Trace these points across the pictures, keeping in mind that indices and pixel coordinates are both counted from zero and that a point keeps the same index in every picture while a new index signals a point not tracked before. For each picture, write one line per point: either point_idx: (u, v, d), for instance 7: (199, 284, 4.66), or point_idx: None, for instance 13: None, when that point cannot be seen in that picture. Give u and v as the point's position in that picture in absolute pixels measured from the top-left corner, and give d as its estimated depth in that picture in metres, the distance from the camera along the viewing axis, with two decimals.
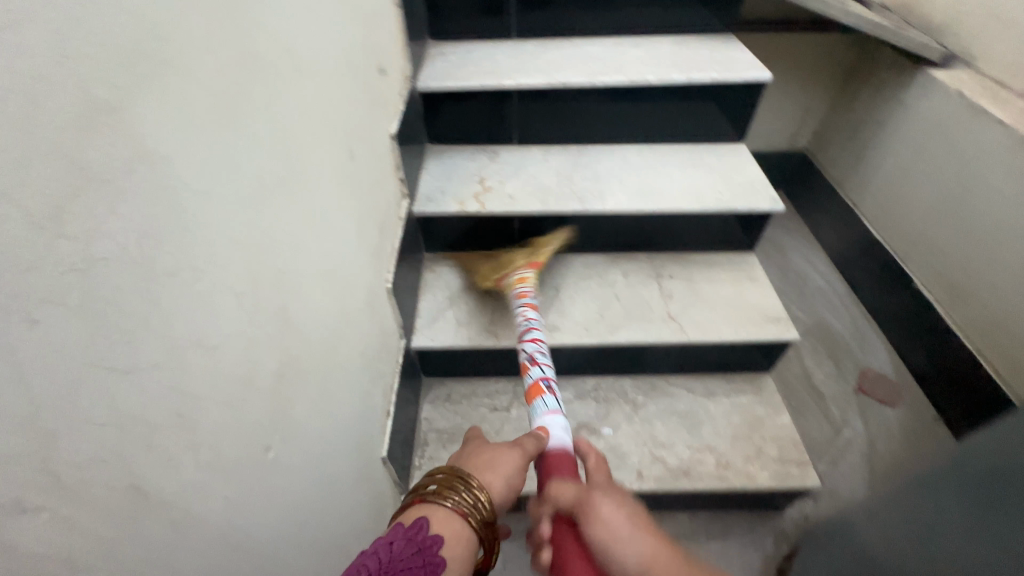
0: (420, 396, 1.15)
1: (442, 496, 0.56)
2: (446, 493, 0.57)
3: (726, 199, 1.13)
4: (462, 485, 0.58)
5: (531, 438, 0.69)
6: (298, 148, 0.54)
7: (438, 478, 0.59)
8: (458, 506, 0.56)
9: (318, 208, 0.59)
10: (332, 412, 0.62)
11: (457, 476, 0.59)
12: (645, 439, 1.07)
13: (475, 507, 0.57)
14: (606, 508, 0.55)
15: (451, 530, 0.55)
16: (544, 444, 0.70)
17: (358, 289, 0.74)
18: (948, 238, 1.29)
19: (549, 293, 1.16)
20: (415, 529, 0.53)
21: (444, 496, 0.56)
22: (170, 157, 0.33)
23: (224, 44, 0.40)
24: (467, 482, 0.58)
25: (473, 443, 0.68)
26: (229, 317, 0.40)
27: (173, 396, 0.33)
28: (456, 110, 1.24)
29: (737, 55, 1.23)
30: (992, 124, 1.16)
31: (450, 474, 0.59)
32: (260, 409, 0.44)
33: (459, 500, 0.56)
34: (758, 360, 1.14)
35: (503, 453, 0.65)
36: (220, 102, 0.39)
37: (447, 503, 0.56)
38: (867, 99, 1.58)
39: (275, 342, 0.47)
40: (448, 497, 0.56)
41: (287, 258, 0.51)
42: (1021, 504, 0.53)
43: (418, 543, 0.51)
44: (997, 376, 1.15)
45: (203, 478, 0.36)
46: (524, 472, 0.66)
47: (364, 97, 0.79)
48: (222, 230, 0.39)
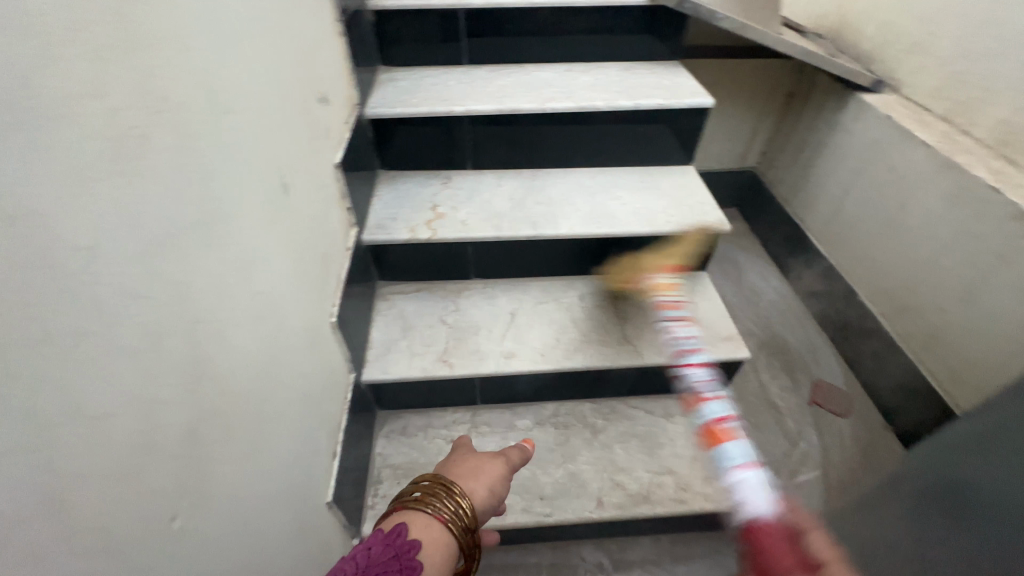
0: (374, 430, 1.10)
1: (423, 503, 0.57)
2: (429, 500, 0.56)
3: (676, 221, 1.16)
4: (444, 492, 0.58)
5: (515, 449, 0.71)
6: (217, 189, 0.51)
7: (423, 486, 0.59)
8: (439, 512, 0.56)
9: (245, 249, 0.57)
10: (262, 462, 0.59)
11: (440, 483, 0.59)
12: (605, 465, 1.06)
13: (456, 513, 0.56)
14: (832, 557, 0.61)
15: (432, 535, 0.54)
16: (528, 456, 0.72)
17: (295, 327, 0.71)
18: (887, 253, 1.35)
19: (506, 318, 1.15)
20: (394, 534, 0.52)
21: (425, 503, 0.56)
22: (38, 213, 0.30)
23: (117, 88, 0.37)
24: (450, 488, 0.58)
25: (457, 455, 0.69)
26: (122, 380, 0.36)
27: (37, 479, 0.29)
28: (408, 136, 1.23)
29: (682, 81, 1.28)
30: (919, 146, 1.23)
31: (436, 482, 0.59)
32: (163, 475, 0.40)
33: (440, 506, 0.56)
34: (713, 379, 1.15)
35: (486, 463, 0.66)
36: (110, 149, 0.36)
37: (428, 509, 0.56)
38: (807, 121, 1.66)
39: (185, 399, 0.44)
40: (429, 504, 0.56)
41: (205, 307, 0.48)
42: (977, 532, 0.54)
43: (396, 547, 0.51)
44: (938, 385, 1.21)
45: (81, 565, 0.32)
46: (507, 481, 0.68)
47: (301, 128, 0.77)
48: (115, 285, 0.36)
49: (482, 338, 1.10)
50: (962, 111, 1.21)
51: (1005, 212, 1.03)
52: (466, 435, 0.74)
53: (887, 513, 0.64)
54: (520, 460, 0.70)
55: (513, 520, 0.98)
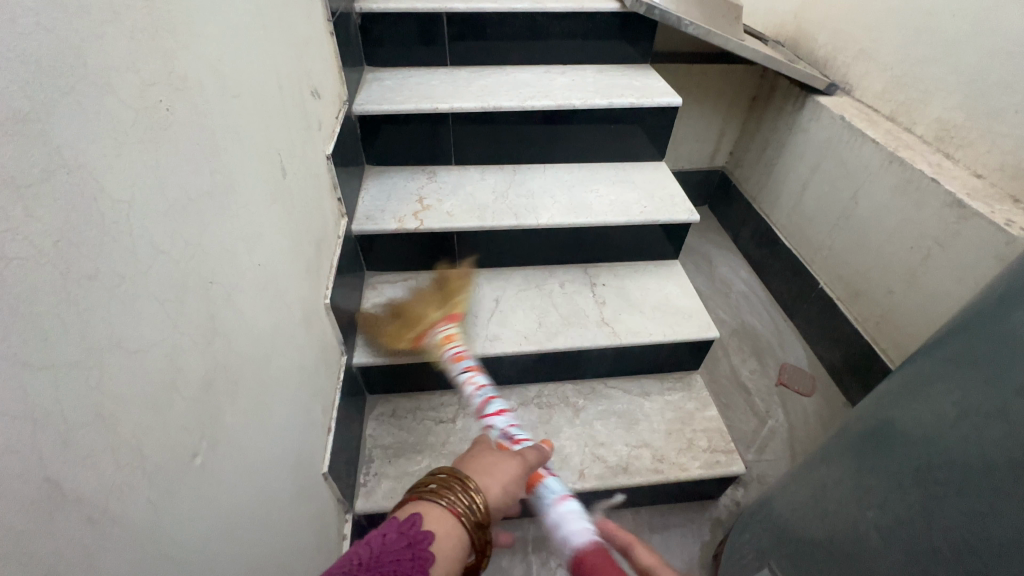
0: (364, 413, 1.14)
1: (439, 494, 0.57)
2: (444, 492, 0.57)
3: (648, 211, 1.23)
4: (459, 486, 0.58)
5: (536, 449, 0.73)
6: (226, 166, 0.55)
7: (438, 477, 0.59)
8: (454, 505, 0.56)
9: (250, 224, 0.61)
10: (266, 422, 0.63)
11: (456, 477, 0.59)
12: (586, 440, 1.12)
13: (470, 507, 0.57)
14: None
15: (444, 528, 0.55)
16: (546, 457, 0.74)
17: (293, 302, 0.75)
18: (843, 242, 1.46)
19: (490, 304, 1.20)
20: (408, 524, 0.53)
21: (440, 495, 0.57)
22: (90, 166, 0.35)
23: (147, 65, 0.42)
24: (465, 483, 0.59)
25: (477, 449, 0.70)
26: (152, 323, 0.41)
27: (91, 393, 0.34)
28: (394, 132, 1.28)
29: (653, 82, 1.36)
30: (868, 143, 1.34)
31: (450, 474, 0.59)
32: (186, 416, 0.45)
33: (454, 500, 0.57)
34: (686, 358, 1.22)
35: (504, 460, 0.67)
36: (142, 118, 0.41)
37: (442, 501, 0.56)
38: (770, 122, 1.77)
39: (201, 349, 0.48)
40: (443, 496, 0.57)
41: (216, 271, 0.52)
42: (886, 459, 0.61)
43: (409, 538, 0.51)
44: (891, 363, 1.30)
45: (122, 477, 0.36)
46: (525, 478, 0.69)
47: (297, 118, 0.82)
48: (145, 236, 0.40)
49: (468, 323, 1.16)
50: (905, 111, 1.32)
51: (942, 200, 1.14)
52: (487, 428, 0.76)
53: (836, 460, 0.71)
54: (539, 458, 0.71)
55: None
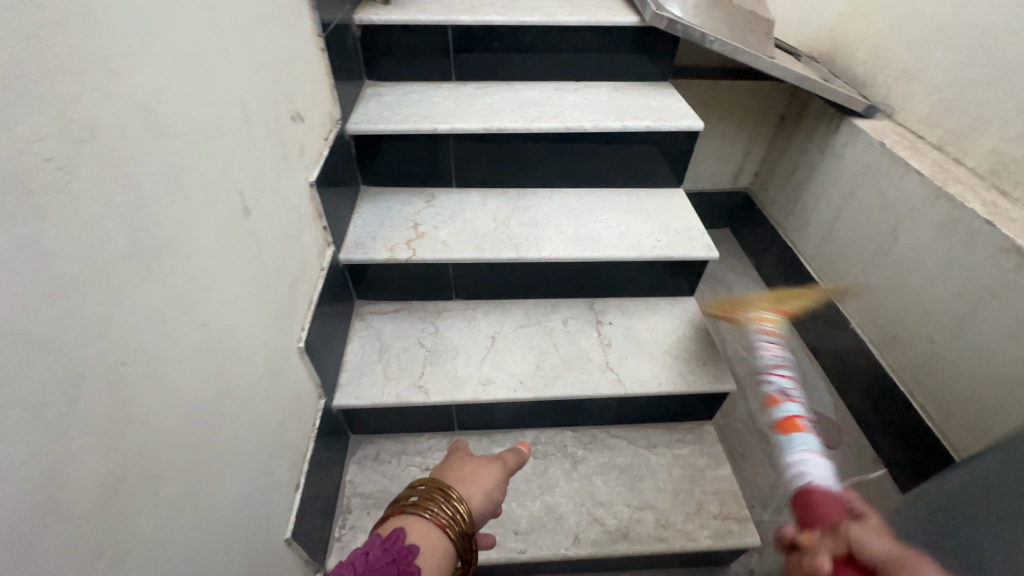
0: (345, 456, 1.06)
1: (421, 507, 0.56)
2: (427, 504, 0.56)
3: (662, 246, 1.13)
4: (442, 496, 0.58)
5: (513, 452, 0.70)
6: (162, 220, 0.48)
7: (419, 489, 0.59)
8: (437, 517, 0.55)
9: (193, 279, 0.53)
10: (206, 504, 0.55)
11: (438, 487, 0.59)
12: (584, 498, 1.02)
13: (454, 518, 0.56)
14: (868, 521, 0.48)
15: (429, 540, 0.54)
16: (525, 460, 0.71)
17: (254, 355, 0.67)
18: (878, 281, 1.33)
19: (485, 342, 1.11)
20: (391, 539, 0.52)
21: (423, 507, 0.56)
22: None
23: (32, 117, 0.34)
24: (447, 494, 0.58)
25: (452, 459, 0.68)
26: (20, 437, 0.33)
27: None
28: (391, 153, 1.20)
29: (672, 103, 1.26)
30: (911, 174, 1.21)
31: (431, 485, 0.59)
32: (74, 536, 0.37)
33: (437, 511, 0.56)
34: (698, 409, 1.12)
35: (484, 467, 0.66)
36: (21, 185, 0.33)
37: (426, 514, 0.56)
38: (800, 143, 1.65)
39: (107, 448, 0.41)
40: (426, 508, 0.56)
41: (135, 347, 0.44)
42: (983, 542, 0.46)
43: (393, 553, 0.51)
44: (928, 420, 1.17)
45: None
46: (506, 487, 0.67)
47: (270, 146, 0.74)
48: (17, 332, 0.33)
49: (460, 363, 1.07)
50: (954, 139, 1.19)
51: (996, 246, 1.01)
52: (463, 437, 0.74)
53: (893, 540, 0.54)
54: (516, 464, 0.68)
55: (485, 556, 0.94)
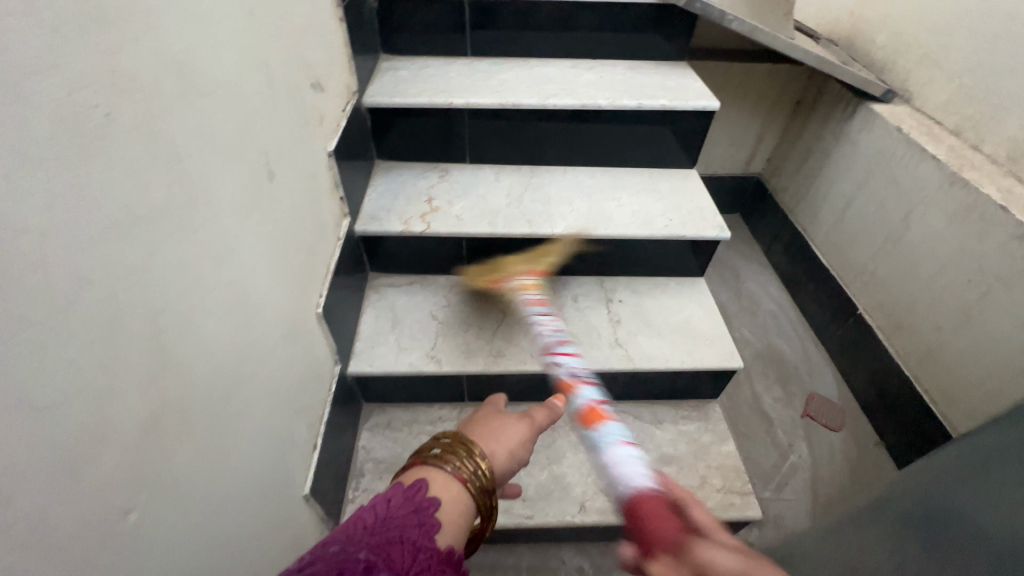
0: (358, 423, 1.09)
1: (443, 460, 0.56)
2: (450, 457, 0.56)
3: (674, 225, 1.14)
4: (464, 451, 0.57)
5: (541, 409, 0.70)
6: (194, 176, 0.49)
7: (444, 443, 0.58)
8: (459, 471, 0.55)
9: (222, 236, 0.55)
10: (232, 454, 0.57)
11: (461, 443, 0.58)
12: (590, 469, 1.04)
13: (476, 473, 0.56)
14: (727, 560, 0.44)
15: (450, 493, 0.53)
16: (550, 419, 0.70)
17: (276, 316, 0.69)
18: (888, 267, 1.33)
19: (497, 316, 1.13)
20: (413, 490, 0.51)
21: (445, 460, 0.56)
22: None
23: (80, 65, 0.35)
24: (470, 449, 0.57)
25: (479, 416, 0.68)
26: (68, 371, 0.35)
27: None
28: (406, 127, 1.21)
29: (688, 83, 1.25)
30: (927, 160, 1.20)
31: (455, 440, 0.58)
32: (118, 470, 0.39)
33: (460, 465, 0.55)
34: (704, 387, 1.14)
35: (508, 426, 0.65)
36: (72, 130, 0.35)
37: (448, 467, 0.55)
38: (815, 128, 1.63)
39: (146, 392, 0.42)
40: (449, 462, 0.55)
41: (170, 296, 0.46)
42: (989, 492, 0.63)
43: (415, 503, 0.50)
44: (931, 404, 1.19)
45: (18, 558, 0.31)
46: (529, 445, 0.67)
47: (292, 113, 0.75)
48: (67, 275, 0.35)
49: (471, 335, 1.09)
50: (972, 126, 1.18)
51: (1009, 232, 1.01)
52: (496, 394, 0.73)
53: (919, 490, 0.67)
54: (543, 423, 0.67)
55: (493, 520, 0.97)
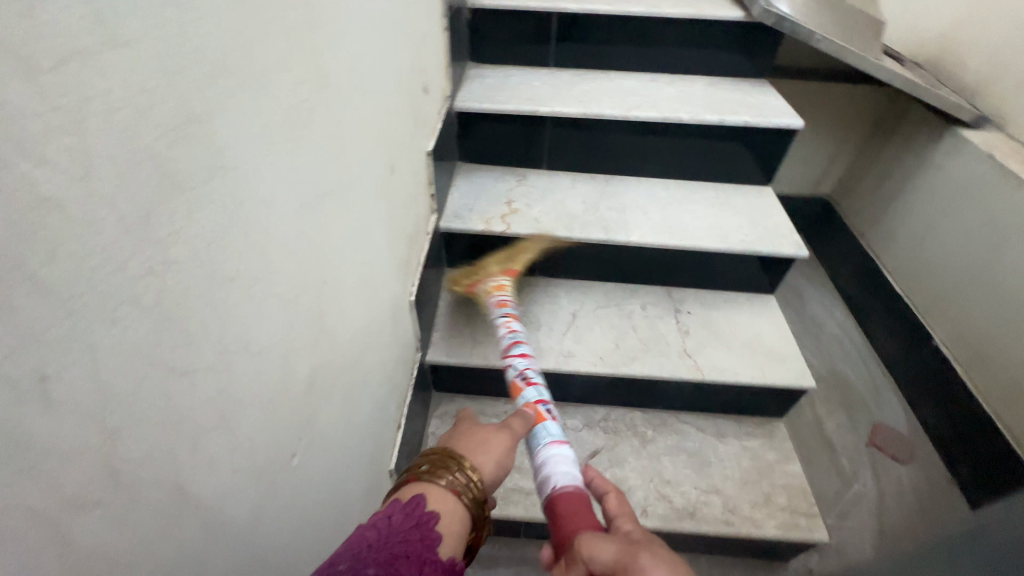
0: (429, 409, 1.14)
1: (436, 475, 0.55)
2: (441, 472, 0.55)
3: (750, 241, 1.14)
4: (455, 464, 0.56)
5: (522, 417, 0.69)
6: (350, 164, 0.55)
7: (432, 457, 0.57)
8: (452, 484, 0.54)
9: (360, 221, 0.61)
10: (352, 420, 0.63)
11: (451, 456, 0.57)
12: (652, 475, 1.06)
13: (468, 485, 0.55)
14: (646, 565, 0.45)
15: (447, 507, 0.53)
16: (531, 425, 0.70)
17: (385, 299, 0.75)
18: (973, 298, 1.28)
19: (567, 318, 1.16)
20: (413, 505, 0.51)
21: (438, 476, 0.55)
22: (243, 167, 0.34)
23: (299, 61, 0.41)
24: (460, 462, 0.57)
25: (461, 425, 0.65)
26: (272, 324, 0.40)
27: (218, 398, 0.33)
28: (490, 131, 1.26)
29: (770, 101, 1.25)
30: (1023, 189, 1.16)
31: (444, 453, 0.57)
32: (290, 417, 0.44)
33: (453, 479, 0.55)
34: (771, 404, 1.13)
35: (497, 434, 0.64)
36: (290, 117, 0.40)
37: (441, 482, 0.54)
38: (895, 151, 1.59)
39: (309, 351, 0.48)
40: (442, 476, 0.55)
41: (329, 268, 0.51)
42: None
43: (415, 518, 0.50)
44: (1013, 443, 1.13)
45: (234, 480, 0.36)
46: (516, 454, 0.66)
47: (409, 114, 0.81)
48: (278, 240, 0.40)
49: (543, 334, 1.12)
50: None
51: None
52: (469, 408, 0.72)
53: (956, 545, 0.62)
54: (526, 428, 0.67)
55: None
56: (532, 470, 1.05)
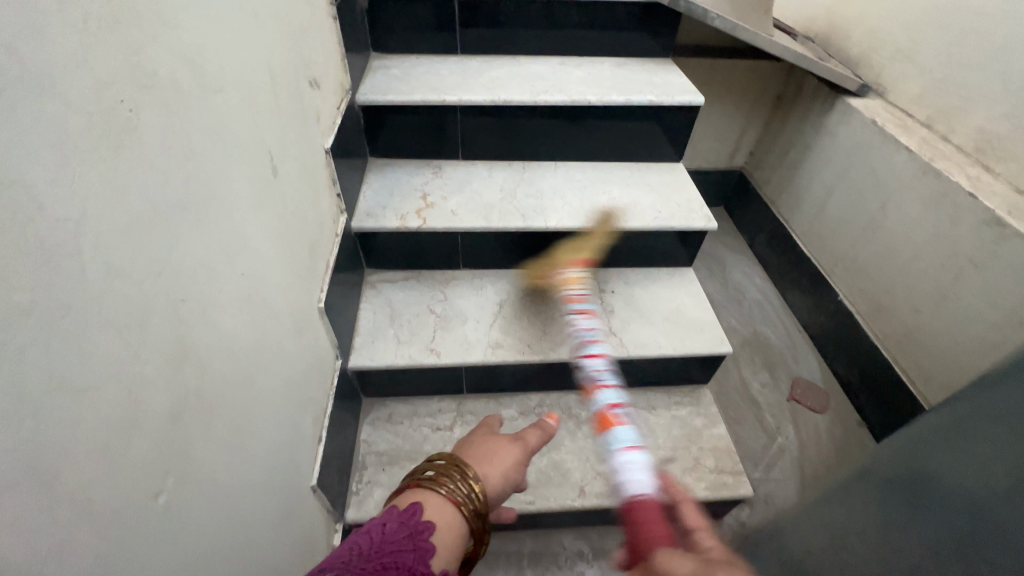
0: (359, 417, 1.10)
1: (437, 483, 0.56)
2: (442, 480, 0.56)
3: (664, 217, 1.17)
4: (458, 474, 0.57)
5: (535, 429, 0.71)
6: (207, 169, 0.51)
7: (437, 466, 0.58)
8: (452, 494, 0.55)
9: (232, 230, 0.56)
10: (246, 444, 0.58)
11: (455, 465, 0.58)
12: (588, 455, 1.07)
13: (469, 496, 0.56)
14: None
15: (445, 518, 0.54)
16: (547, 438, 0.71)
17: (281, 310, 0.70)
18: (867, 254, 1.39)
19: (493, 309, 1.15)
20: (409, 513, 0.51)
21: (439, 483, 0.56)
22: (24, 185, 0.30)
23: (105, 58, 0.37)
24: (463, 472, 0.58)
25: (474, 437, 0.69)
26: (104, 356, 0.36)
27: (21, 451, 0.29)
28: (399, 124, 1.22)
29: (674, 79, 1.29)
30: (901, 151, 1.26)
31: (449, 462, 0.59)
32: (148, 453, 0.40)
33: (453, 489, 0.56)
34: (695, 372, 1.17)
35: (503, 448, 0.66)
36: (100, 122, 0.36)
37: (442, 490, 0.55)
38: (795, 122, 1.69)
39: (170, 377, 0.44)
40: (443, 484, 0.56)
41: (189, 285, 0.47)
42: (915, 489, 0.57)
43: (410, 528, 0.50)
44: (909, 384, 1.24)
45: (63, 536, 0.32)
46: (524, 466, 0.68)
47: (292, 110, 0.76)
48: (99, 262, 0.36)
49: (470, 328, 1.11)
50: (943, 118, 1.25)
51: (979, 217, 1.07)
52: (495, 414, 0.75)
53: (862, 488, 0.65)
54: (537, 444, 0.69)
55: None
56: None
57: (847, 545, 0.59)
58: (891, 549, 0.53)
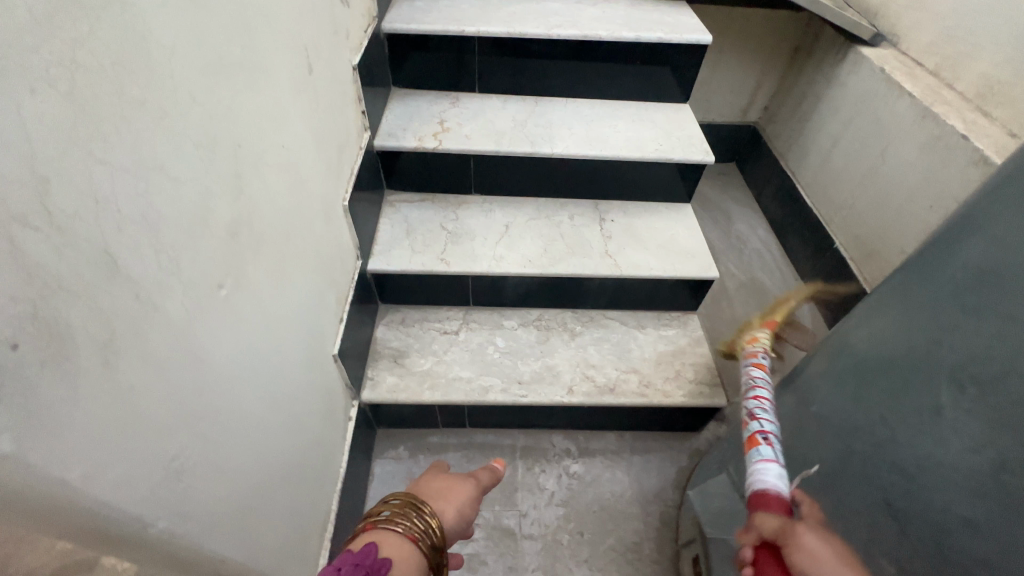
0: (375, 318, 1.23)
1: (393, 521, 0.55)
2: (399, 517, 0.55)
3: (664, 150, 1.24)
4: (414, 510, 0.57)
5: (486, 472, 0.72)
6: (258, 45, 0.61)
7: (392, 504, 0.58)
8: (410, 530, 0.55)
9: (275, 104, 0.67)
10: (283, 288, 0.71)
11: (410, 502, 0.58)
12: (579, 361, 1.19)
13: (427, 531, 0.56)
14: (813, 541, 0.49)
15: (405, 554, 0.53)
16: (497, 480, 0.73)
17: (313, 192, 0.82)
18: (864, 201, 1.43)
19: (500, 229, 1.25)
20: (364, 553, 0.50)
21: (396, 521, 0.55)
22: (139, 9, 0.40)
23: None
24: (420, 507, 0.58)
25: (425, 478, 0.69)
26: (189, 161, 0.47)
27: (139, 200, 0.41)
28: (420, 55, 1.30)
29: (685, 19, 1.33)
30: (904, 98, 1.29)
31: (404, 499, 0.58)
32: (215, 252, 0.52)
33: (410, 524, 0.55)
34: (684, 297, 1.26)
35: (457, 487, 0.67)
36: None
37: (399, 527, 0.55)
38: (810, 74, 1.70)
39: (230, 203, 0.55)
40: (399, 522, 0.55)
41: (244, 136, 0.58)
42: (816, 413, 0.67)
43: (366, 567, 0.48)
44: None
45: (162, 277, 0.44)
46: (476, 505, 0.68)
47: (326, 19, 0.86)
48: (184, 88, 0.47)
49: (477, 243, 1.22)
50: (950, 65, 1.27)
51: (969, 158, 1.11)
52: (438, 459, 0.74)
53: None
54: (490, 483, 0.71)
55: (493, 398, 1.12)
56: (472, 362, 1.17)
57: (788, 419, 0.69)
58: (833, 413, 0.60)
